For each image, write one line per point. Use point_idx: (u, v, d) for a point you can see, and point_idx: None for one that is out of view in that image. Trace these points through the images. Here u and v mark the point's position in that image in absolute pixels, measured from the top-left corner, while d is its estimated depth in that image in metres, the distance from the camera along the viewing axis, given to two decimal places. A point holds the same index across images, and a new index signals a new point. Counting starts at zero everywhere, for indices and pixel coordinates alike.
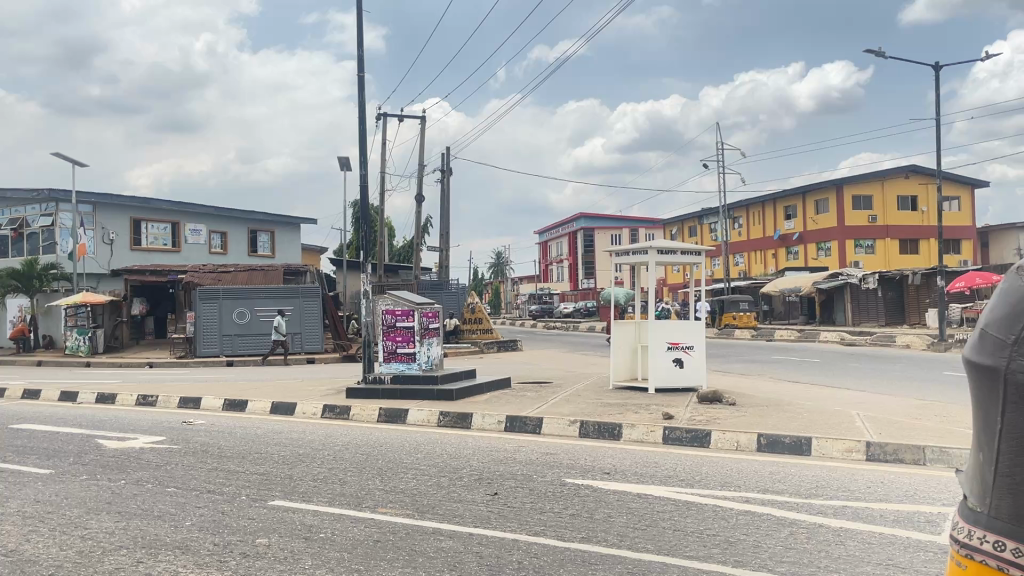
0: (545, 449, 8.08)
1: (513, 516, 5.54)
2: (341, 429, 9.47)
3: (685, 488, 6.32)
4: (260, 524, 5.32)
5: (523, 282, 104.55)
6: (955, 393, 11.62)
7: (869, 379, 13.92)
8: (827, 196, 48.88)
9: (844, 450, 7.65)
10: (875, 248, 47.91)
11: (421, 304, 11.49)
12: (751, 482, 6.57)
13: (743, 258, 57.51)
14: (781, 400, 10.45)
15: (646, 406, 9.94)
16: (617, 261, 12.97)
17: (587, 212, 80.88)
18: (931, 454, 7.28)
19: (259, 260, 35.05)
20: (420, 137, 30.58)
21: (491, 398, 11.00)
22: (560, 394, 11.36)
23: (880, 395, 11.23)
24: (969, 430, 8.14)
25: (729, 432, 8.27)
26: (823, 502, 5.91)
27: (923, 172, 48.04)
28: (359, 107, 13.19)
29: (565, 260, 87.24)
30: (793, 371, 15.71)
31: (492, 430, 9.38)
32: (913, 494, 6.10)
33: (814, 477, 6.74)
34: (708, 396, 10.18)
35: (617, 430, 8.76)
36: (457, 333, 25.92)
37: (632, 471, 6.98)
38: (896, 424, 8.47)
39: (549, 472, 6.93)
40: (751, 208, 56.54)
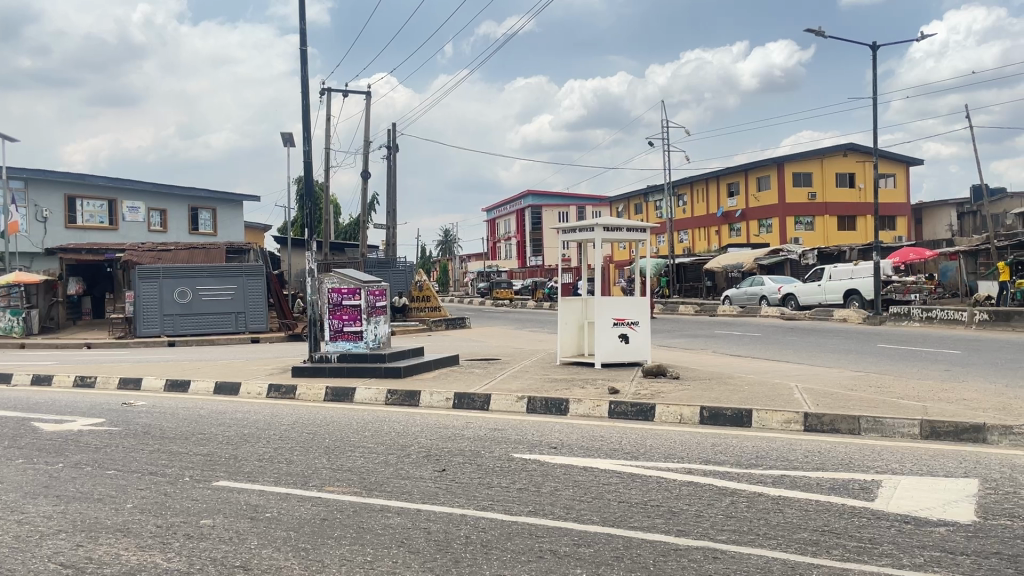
0: (493, 425, 8.13)
1: (461, 492, 5.58)
2: (286, 408, 9.38)
3: (630, 461, 6.45)
4: (204, 505, 5.26)
5: (471, 260, 104.26)
6: (890, 365, 12.02)
7: (806, 352, 14.33)
8: (768, 173, 49.76)
9: (783, 422, 7.86)
10: (814, 224, 49.05)
11: (368, 283, 11.36)
12: (694, 453, 6.73)
13: (687, 236, 58.33)
14: (723, 374, 10.67)
15: (593, 381, 10.07)
16: (565, 238, 13.04)
17: (535, 190, 81.04)
18: (866, 423, 7.53)
19: (200, 238, 34.31)
20: (366, 113, 30.20)
21: (438, 375, 11.02)
22: (507, 370, 11.46)
23: (817, 367, 11.58)
24: (902, 400, 8.43)
25: (673, 405, 8.43)
26: (761, 472, 6.08)
27: (860, 150, 49.29)
28: (302, 82, 12.97)
29: (513, 237, 87.53)
30: (735, 345, 16.07)
31: (440, 407, 9.38)
32: (848, 463, 6.33)
33: (753, 448, 6.92)
34: (652, 370, 10.36)
35: (564, 405, 8.85)
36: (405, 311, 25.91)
37: (578, 446, 7.07)
38: (832, 395, 8.75)
39: (497, 448, 6.98)
40: (695, 186, 57.30)
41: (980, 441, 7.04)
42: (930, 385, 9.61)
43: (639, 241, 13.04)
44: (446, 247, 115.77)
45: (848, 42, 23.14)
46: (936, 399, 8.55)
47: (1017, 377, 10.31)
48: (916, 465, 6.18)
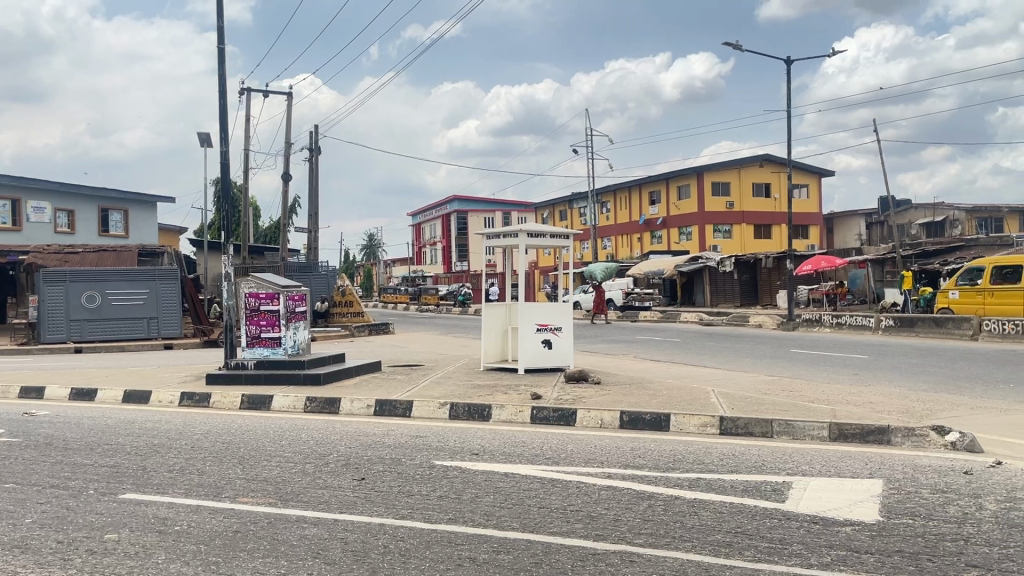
0: (414, 432, 8.05)
1: (380, 500, 5.49)
2: (199, 417, 9.09)
3: (551, 466, 6.47)
4: (109, 519, 5.04)
5: (396, 265, 103.57)
6: (801, 369, 12.44)
7: (722, 357, 14.72)
8: (688, 182, 50.94)
9: (699, 425, 8.03)
10: (732, 232, 50.36)
11: (287, 287, 11.14)
12: (613, 457, 6.79)
13: (611, 243, 59.18)
14: (644, 379, 10.83)
15: (516, 387, 10.08)
16: (489, 243, 13.03)
17: (461, 195, 81.12)
18: (778, 426, 7.76)
19: (111, 240, 33.03)
20: (288, 113, 29.60)
21: (359, 382, 10.85)
22: (430, 376, 11.38)
23: (733, 372, 11.89)
24: (814, 404, 8.70)
25: (594, 410, 8.52)
26: (679, 475, 6.18)
27: (775, 161, 50.99)
28: (219, 81, 12.63)
29: (439, 242, 87.21)
30: (655, 350, 16.36)
31: (360, 414, 9.26)
32: (761, 465, 6.49)
33: (671, 452, 7.04)
34: (574, 375, 10.43)
35: (487, 411, 8.82)
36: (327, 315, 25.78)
37: (501, 452, 7.05)
38: (747, 399, 8.99)
39: (419, 455, 6.90)
40: (618, 193, 58.18)
41: (884, 443, 7.31)
42: (839, 388, 9.98)
43: (562, 247, 13.14)
44: (370, 252, 114.19)
45: (764, 56, 23.97)
46: (844, 402, 8.87)
47: (918, 380, 10.81)
48: (824, 467, 6.39)
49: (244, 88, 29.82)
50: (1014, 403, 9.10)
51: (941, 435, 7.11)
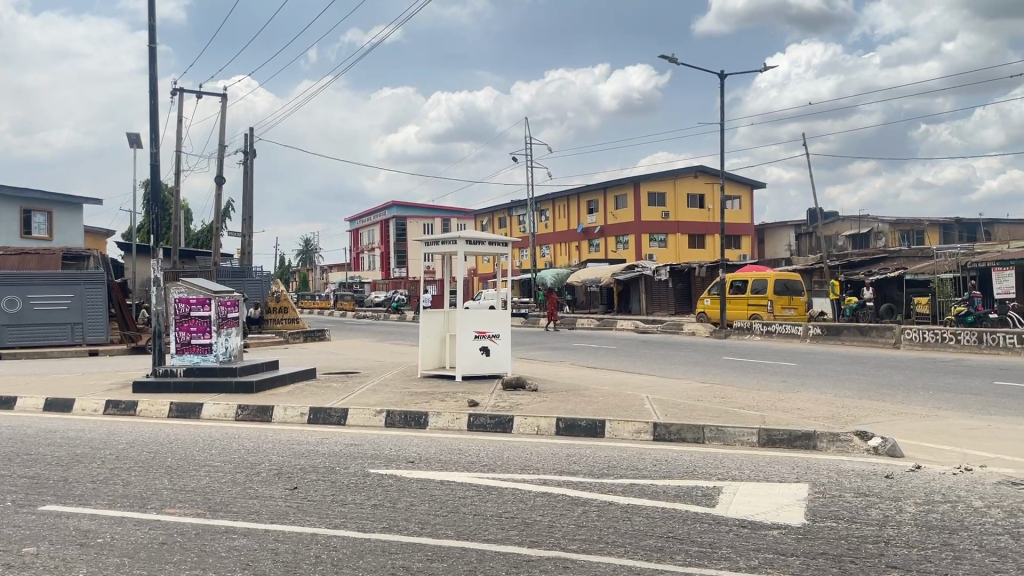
0: (349, 440, 7.95)
1: (313, 510, 5.41)
2: (125, 426, 8.82)
3: (487, 473, 6.47)
4: (27, 532, 4.85)
5: (332, 270, 102.30)
6: (733, 376, 12.72)
7: (658, 364, 14.95)
8: (624, 191, 51.67)
9: (634, 432, 8.14)
10: (668, 242, 51.20)
11: (218, 293, 10.94)
12: (549, 464, 6.84)
13: (550, 250, 59.54)
14: (581, 386, 10.91)
15: (453, 394, 10.06)
16: (427, 250, 12.97)
17: (399, 201, 80.64)
18: (709, 432, 7.91)
19: (34, 243, 31.85)
20: (222, 115, 29.03)
21: (294, 390, 10.68)
22: (366, 383, 11.26)
23: (667, 379, 12.08)
24: (744, 410, 8.90)
25: (531, 417, 8.55)
26: (613, 481, 6.25)
27: (710, 173, 52.15)
28: (150, 82, 12.32)
29: (376, 248, 86.38)
30: (592, 358, 16.51)
31: (294, 422, 9.10)
32: (693, 470, 6.62)
33: (606, 458, 7.12)
34: (512, 382, 10.46)
35: (424, 419, 8.78)
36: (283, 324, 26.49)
37: (437, 459, 7.02)
38: (679, 406, 9.15)
39: (353, 464, 6.82)
40: (557, 202, 58.61)
41: (810, 448, 7.51)
42: (769, 395, 10.24)
43: (500, 254, 13.16)
44: (306, 257, 112.53)
45: (698, 70, 24.49)
46: (773, 408, 9.12)
47: (843, 387, 11.16)
48: (753, 471, 6.55)
49: (176, 88, 29.12)
50: (932, 409, 9.48)
51: (864, 440, 7.37)
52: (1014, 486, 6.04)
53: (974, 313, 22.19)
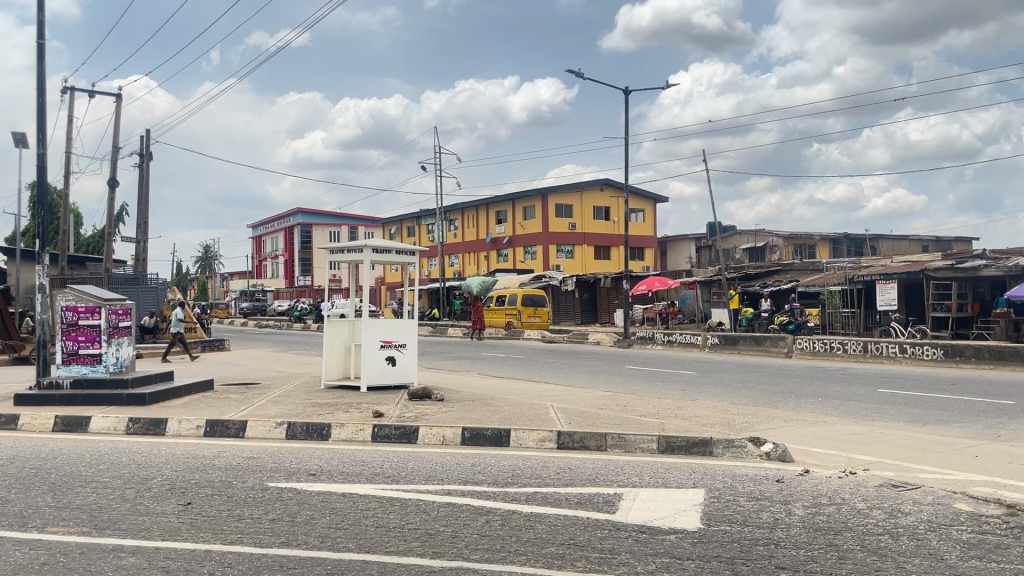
0: (248, 453, 7.74)
1: (208, 526, 5.24)
2: (4, 441, 8.30)
3: (389, 485, 6.41)
4: None
5: (234, 278, 99.43)
6: (636, 385, 12.97)
7: (563, 373, 15.15)
8: (533, 203, 52.17)
9: (538, 440, 8.21)
10: (574, 253, 51.94)
11: (109, 301, 10.55)
12: (453, 474, 6.83)
13: (458, 260, 59.50)
14: (486, 396, 10.93)
15: (357, 405, 9.91)
16: (333, 258, 12.72)
17: (304, 208, 79.18)
18: (611, 440, 8.07)
19: None
20: (115, 116, 27.82)
21: (189, 402, 10.30)
22: (267, 395, 10.97)
23: (573, 388, 12.22)
24: (644, 418, 9.12)
25: (435, 427, 8.52)
26: (517, 490, 6.29)
27: (615, 186, 53.34)
28: (38, 80, 11.72)
29: (280, 255, 84.43)
30: (497, 367, 16.58)
31: (189, 435, 8.79)
32: (596, 478, 6.72)
33: (510, 467, 7.15)
34: (418, 393, 10.39)
35: (326, 430, 8.61)
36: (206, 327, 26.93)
37: (338, 471, 6.91)
38: (583, 414, 9.28)
39: (251, 477, 6.64)
40: (465, 211, 58.70)
41: (707, 454, 7.75)
42: (670, 403, 10.52)
43: (406, 263, 13.04)
44: (205, 265, 108.96)
45: (603, 85, 25.01)
46: (672, 415, 9.36)
47: (739, 395, 11.56)
48: (653, 478, 6.70)
49: (67, 87, 27.76)
50: (821, 415, 9.93)
51: (757, 446, 7.64)
52: (894, 488, 6.39)
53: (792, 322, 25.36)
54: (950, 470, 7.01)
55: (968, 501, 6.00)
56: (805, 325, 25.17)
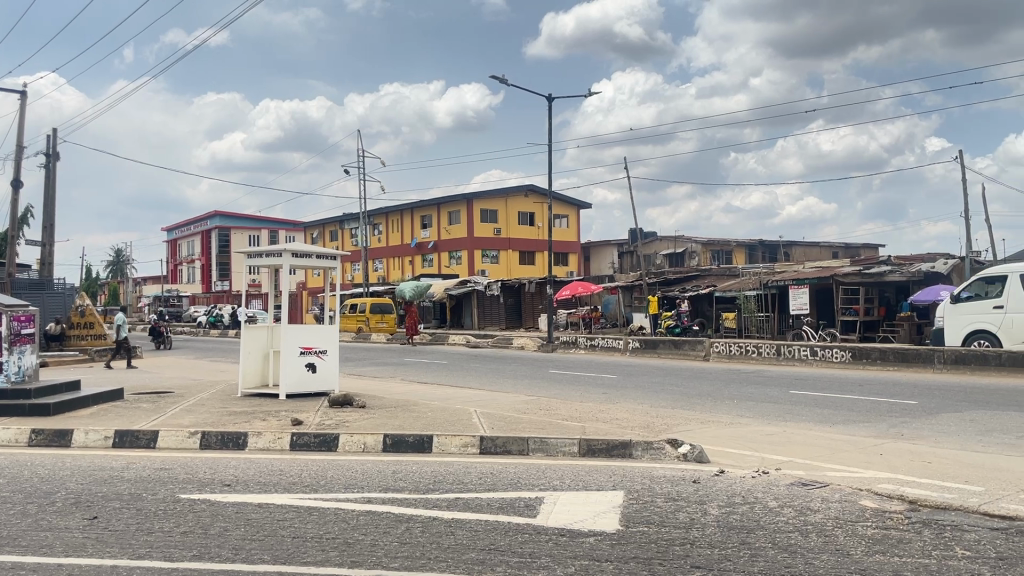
0: (159, 464, 7.47)
1: (116, 540, 5.05)
2: None
3: (307, 494, 6.29)
4: None
5: (148, 283, 96.17)
6: (558, 389, 13.10)
7: (486, 378, 15.15)
8: (458, 208, 52.09)
9: (460, 446, 8.18)
10: (499, 258, 52.09)
11: (12, 306, 10.01)
12: (374, 481, 6.75)
13: (382, 265, 58.91)
14: (408, 402, 10.85)
15: (275, 413, 9.70)
16: (251, 263, 12.39)
17: (222, 212, 77.21)
18: (533, 444, 8.12)
19: None
20: (19, 114, 26.56)
21: (97, 412, 9.91)
22: (180, 403, 10.62)
23: (497, 393, 12.19)
24: (566, 422, 9.18)
25: (356, 434, 8.39)
26: (438, 496, 6.26)
27: (539, 192, 53.78)
28: None
29: (197, 260, 82.04)
30: (420, 373, 16.49)
31: (96, 447, 8.44)
32: (518, 482, 6.73)
33: (432, 473, 7.12)
34: (338, 400, 10.24)
35: (242, 439, 8.40)
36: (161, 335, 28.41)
37: (255, 481, 6.74)
38: (506, 419, 9.29)
39: (162, 490, 6.41)
40: (390, 215, 58.18)
41: (626, 456, 7.86)
42: (591, 406, 10.64)
43: (327, 268, 12.80)
44: (117, 269, 105.03)
45: (527, 91, 25.10)
46: (593, 419, 9.45)
47: (658, 398, 11.76)
48: (573, 481, 6.76)
49: None
50: (736, 416, 10.22)
51: (675, 448, 7.80)
52: (804, 486, 6.61)
53: (678, 325, 27.10)
54: (857, 468, 7.29)
55: (873, 498, 6.25)
56: (692, 330, 27.12)
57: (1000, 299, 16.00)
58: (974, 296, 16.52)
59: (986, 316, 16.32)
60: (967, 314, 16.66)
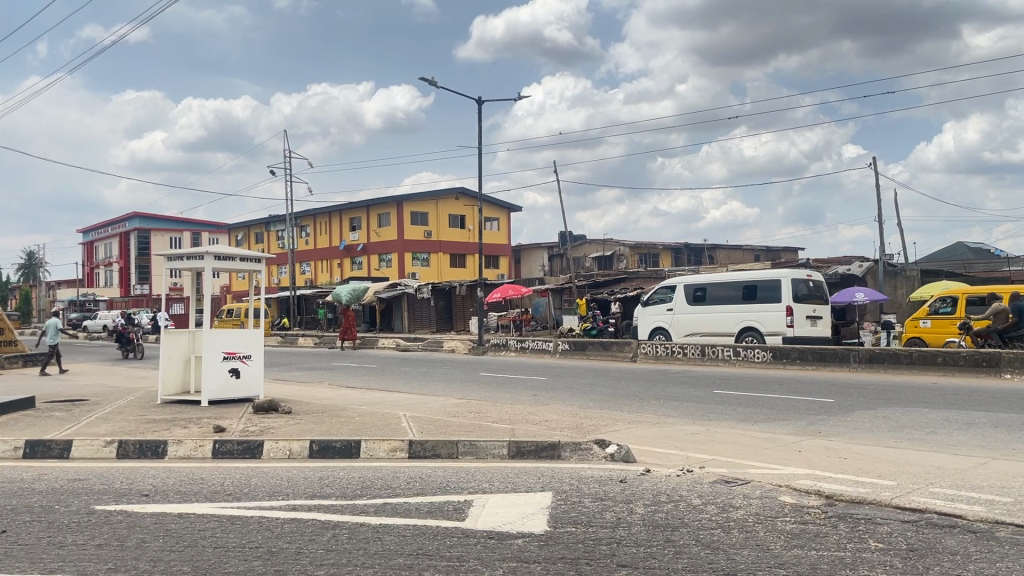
0: (73, 475, 7.20)
1: (24, 555, 4.83)
2: None
3: (229, 503, 6.14)
4: None
5: (62, 287, 92.46)
6: (488, 391, 13.14)
7: (415, 382, 15.06)
8: (387, 210, 51.66)
9: (389, 450, 8.12)
10: (430, 260, 51.89)
11: None
12: (299, 489, 6.63)
13: (310, 267, 57.99)
14: (335, 406, 10.69)
15: (197, 420, 9.44)
16: (172, 265, 12.02)
17: (142, 213, 74.82)
18: (462, 447, 8.10)
19: None
20: None
21: (8, 421, 9.49)
22: (96, 412, 10.26)
23: (426, 396, 12.12)
24: (495, 424, 9.19)
25: (281, 441, 8.24)
26: (365, 502, 6.19)
27: (469, 195, 53.87)
28: None
29: (115, 262, 79.28)
30: (349, 377, 16.30)
31: (6, 458, 8.08)
32: (446, 486, 6.71)
33: (360, 478, 7.04)
34: (263, 406, 10.03)
35: (161, 448, 8.15)
36: (133, 343, 27.27)
37: (174, 491, 6.55)
38: (434, 422, 9.27)
39: (76, 501, 6.18)
40: (318, 217, 57.30)
41: (555, 457, 7.93)
42: (520, 408, 10.68)
43: (252, 270, 12.52)
44: (29, 272, 100.68)
45: (455, 94, 25.04)
46: (522, 421, 9.49)
47: (584, 399, 11.89)
48: (502, 483, 6.79)
49: None
50: (662, 416, 10.40)
51: (602, 448, 7.90)
52: (727, 484, 6.77)
53: (594, 327, 27.86)
54: (776, 465, 7.51)
55: (792, 494, 6.44)
56: (607, 332, 27.79)
57: (670, 305, 22.14)
58: (656, 302, 22.53)
59: (661, 317, 22.37)
60: (654, 315, 22.69)
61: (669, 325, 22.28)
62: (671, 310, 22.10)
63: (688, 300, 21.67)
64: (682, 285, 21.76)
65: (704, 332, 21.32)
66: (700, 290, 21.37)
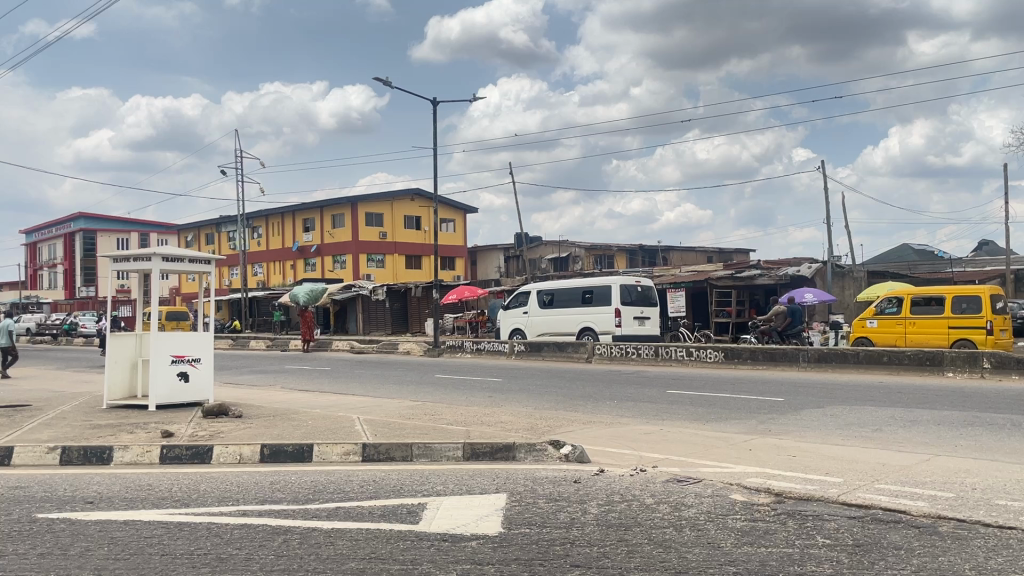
0: (13, 483, 6.98)
1: None
2: None
3: (177, 509, 6.02)
4: None
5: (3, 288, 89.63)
6: (441, 393, 13.09)
7: (369, 384, 14.94)
8: (342, 211, 51.18)
9: (341, 454, 8.04)
10: (385, 262, 51.57)
11: None
12: (250, 493, 6.53)
13: (262, 269, 57.17)
14: (287, 410, 10.56)
15: (144, 425, 9.24)
16: (118, 266, 11.71)
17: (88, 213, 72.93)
18: (416, 449, 8.05)
19: None
20: None
21: None
22: (40, 417, 9.98)
23: (379, 398, 12.05)
24: (449, 426, 9.15)
25: (231, 445, 8.10)
26: (318, 506, 6.13)
27: (425, 196, 53.66)
28: None
29: (59, 263, 77.17)
30: (301, 380, 16.11)
31: None
32: (400, 489, 6.67)
33: (312, 482, 6.96)
34: (213, 410, 9.86)
35: (107, 454, 7.96)
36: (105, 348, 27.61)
37: (119, 498, 6.40)
38: (387, 425, 9.20)
39: (16, 510, 5.99)
40: (271, 218, 56.50)
41: (509, 458, 7.93)
42: (473, 410, 10.66)
43: (201, 271, 12.26)
44: None
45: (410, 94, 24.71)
46: (476, 423, 9.46)
47: (537, 400, 11.91)
48: (455, 485, 6.78)
49: None
50: (616, 417, 10.47)
51: (557, 449, 7.93)
52: (679, 483, 6.84)
53: None
54: (727, 464, 7.61)
55: (743, 492, 6.54)
56: None
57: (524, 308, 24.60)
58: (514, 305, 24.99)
59: (519, 318, 24.84)
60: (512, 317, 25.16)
61: (526, 326, 24.76)
62: (527, 312, 24.54)
63: (540, 304, 24.09)
64: (535, 291, 24.18)
65: (554, 333, 23.83)
66: (549, 295, 23.79)
